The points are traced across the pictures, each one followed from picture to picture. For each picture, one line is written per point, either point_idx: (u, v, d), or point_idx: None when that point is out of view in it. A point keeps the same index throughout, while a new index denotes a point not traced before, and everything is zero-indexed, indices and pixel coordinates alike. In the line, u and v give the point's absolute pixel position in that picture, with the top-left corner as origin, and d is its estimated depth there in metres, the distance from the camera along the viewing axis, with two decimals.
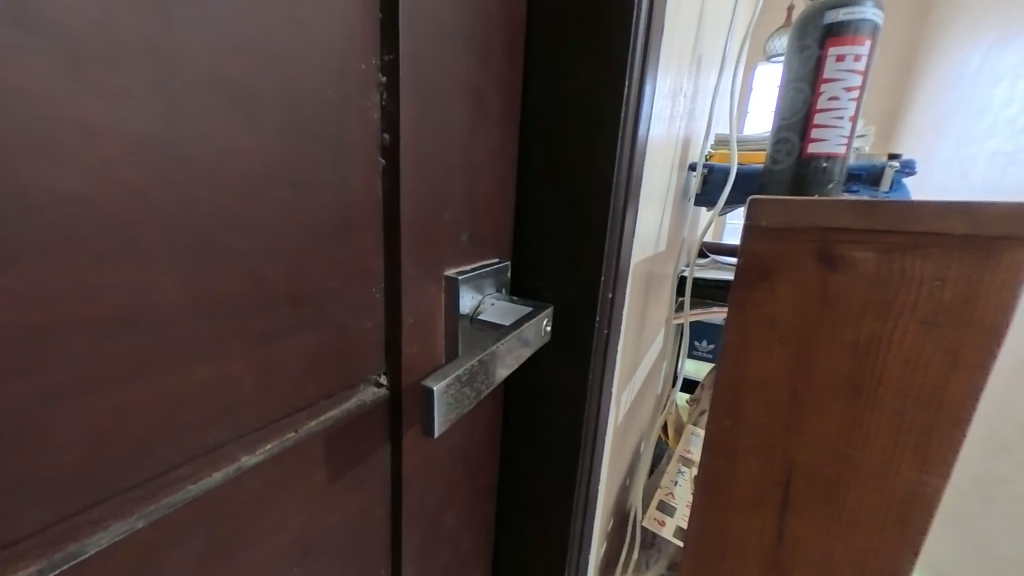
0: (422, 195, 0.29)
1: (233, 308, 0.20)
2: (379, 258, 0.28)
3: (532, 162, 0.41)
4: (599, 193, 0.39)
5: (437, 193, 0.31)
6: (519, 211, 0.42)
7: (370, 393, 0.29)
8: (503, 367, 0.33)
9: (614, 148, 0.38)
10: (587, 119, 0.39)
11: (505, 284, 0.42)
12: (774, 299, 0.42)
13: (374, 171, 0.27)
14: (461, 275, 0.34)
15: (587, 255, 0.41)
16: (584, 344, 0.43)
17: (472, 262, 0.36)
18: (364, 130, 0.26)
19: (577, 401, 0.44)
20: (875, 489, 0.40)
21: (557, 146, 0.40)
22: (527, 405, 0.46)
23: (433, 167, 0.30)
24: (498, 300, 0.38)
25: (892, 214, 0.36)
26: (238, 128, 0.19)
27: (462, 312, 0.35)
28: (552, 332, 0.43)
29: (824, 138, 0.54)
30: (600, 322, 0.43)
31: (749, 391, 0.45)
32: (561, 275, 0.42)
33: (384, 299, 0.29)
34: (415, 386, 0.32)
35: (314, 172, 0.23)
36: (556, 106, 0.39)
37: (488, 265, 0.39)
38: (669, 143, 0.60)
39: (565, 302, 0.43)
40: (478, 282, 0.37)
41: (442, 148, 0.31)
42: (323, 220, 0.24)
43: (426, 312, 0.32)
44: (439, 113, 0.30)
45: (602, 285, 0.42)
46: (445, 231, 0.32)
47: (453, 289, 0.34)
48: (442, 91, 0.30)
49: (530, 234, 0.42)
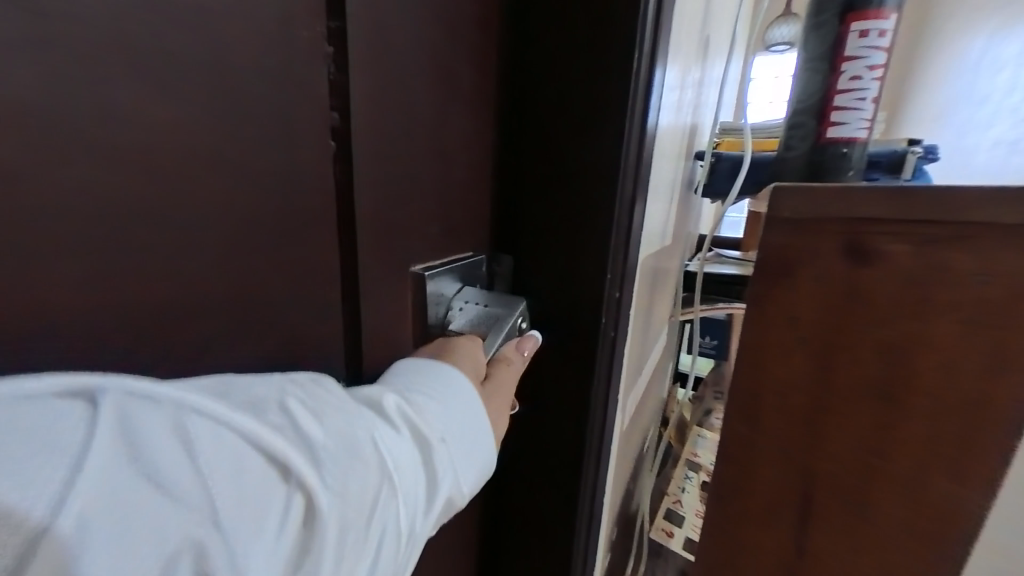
0: (383, 183, 0.27)
1: (154, 326, 0.17)
2: (338, 256, 0.25)
3: (525, 149, 0.37)
4: (603, 181, 0.35)
5: (399, 183, 0.28)
6: (506, 203, 0.40)
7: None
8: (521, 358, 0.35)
9: (621, 131, 0.34)
10: (588, 99, 0.35)
11: (479, 279, 0.39)
12: (796, 296, 0.39)
13: (327, 157, 0.24)
14: (429, 271, 0.32)
15: (588, 250, 0.37)
16: (585, 348, 0.39)
17: (441, 258, 0.34)
18: (316, 109, 0.22)
19: (579, 410, 0.41)
20: (903, 504, 0.37)
21: (555, 132, 0.36)
22: (526, 414, 0.43)
23: (392, 153, 0.27)
24: (469, 304, 0.35)
25: (931, 203, 0.33)
26: (155, 98, 0.16)
27: (430, 312, 0.33)
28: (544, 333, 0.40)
29: (844, 121, 0.50)
30: (606, 324, 0.39)
31: (768, 398, 0.41)
32: (560, 272, 0.38)
33: (348, 300, 0.27)
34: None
35: (255, 153, 0.20)
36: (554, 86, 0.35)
37: (458, 260, 0.36)
38: (677, 131, 0.57)
39: (557, 301, 0.39)
40: (448, 280, 0.34)
41: (409, 131, 0.28)
42: (271, 213, 0.21)
43: (390, 314, 0.30)
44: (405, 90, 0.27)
45: (606, 284, 0.38)
46: (410, 222, 0.30)
47: (420, 286, 0.32)
48: (407, 66, 0.27)
49: (525, 229, 0.39)
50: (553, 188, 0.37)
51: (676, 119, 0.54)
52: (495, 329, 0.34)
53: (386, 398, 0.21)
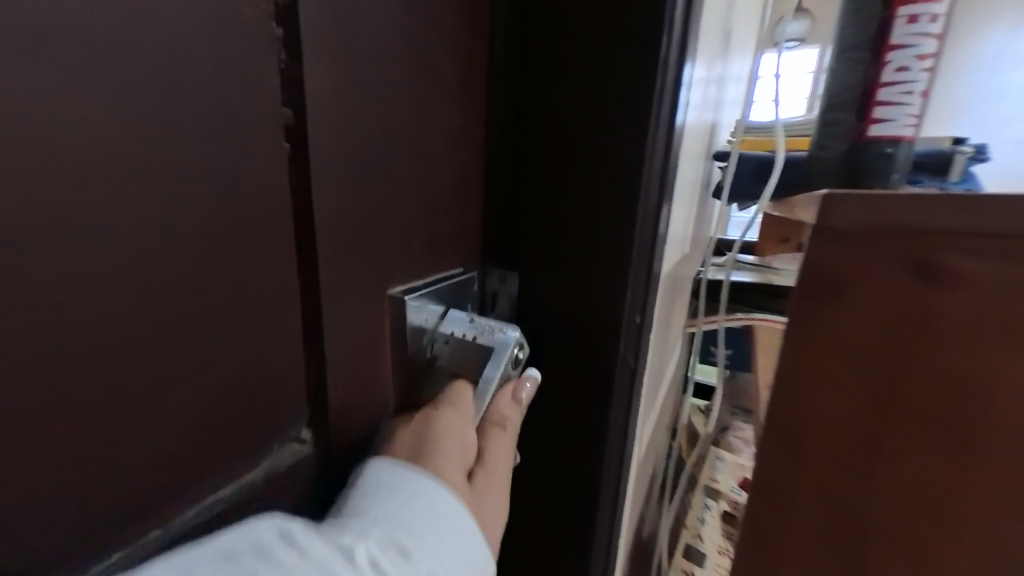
0: (346, 187, 0.23)
1: (26, 371, 0.14)
2: (293, 273, 0.22)
3: (529, 153, 0.33)
4: (626, 188, 0.31)
5: (371, 189, 0.24)
6: (508, 206, 0.35)
7: (307, 440, 0.25)
8: (513, 407, 0.31)
9: (644, 131, 0.30)
10: (610, 95, 0.31)
11: (471, 298, 0.35)
12: (852, 313, 0.33)
13: (277, 160, 0.20)
14: (410, 293, 0.28)
15: (606, 264, 0.33)
16: (602, 377, 0.35)
17: (423, 277, 0.29)
18: (258, 102, 0.19)
19: (592, 444, 0.37)
20: (973, 560, 0.32)
21: (568, 133, 0.32)
22: (531, 446, 0.39)
23: (359, 155, 0.23)
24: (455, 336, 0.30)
25: (1017, 214, 0.27)
26: (17, 85, 0.12)
27: (412, 341, 0.29)
28: (555, 358, 0.36)
29: (889, 117, 0.44)
30: (626, 351, 0.35)
31: (811, 431, 0.36)
32: (574, 289, 0.34)
33: (309, 323, 0.23)
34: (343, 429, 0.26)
35: (174, 154, 0.16)
36: (567, 80, 0.31)
37: (444, 278, 0.32)
38: (700, 133, 0.53)
39: (564, 321, 0.35)
40: (431, 303, 0.30)
41: (379, 127, 0.24)
42: (199, 224, 0.17)
43: (365, 340, 0.26)
44: (373, 78, 0.23)
45: (627, 306, 0.33)
46: (383, 231, 0.26)
47: (400, 310, 0.28)
48: (376, 49, 0.23)
49: (534, 236, 0.35)
50: (568, 193, 0.33)
51: (699, 121, 0.51)
52: (487, 378, 0.30)
53: (359, 549, 0.19)
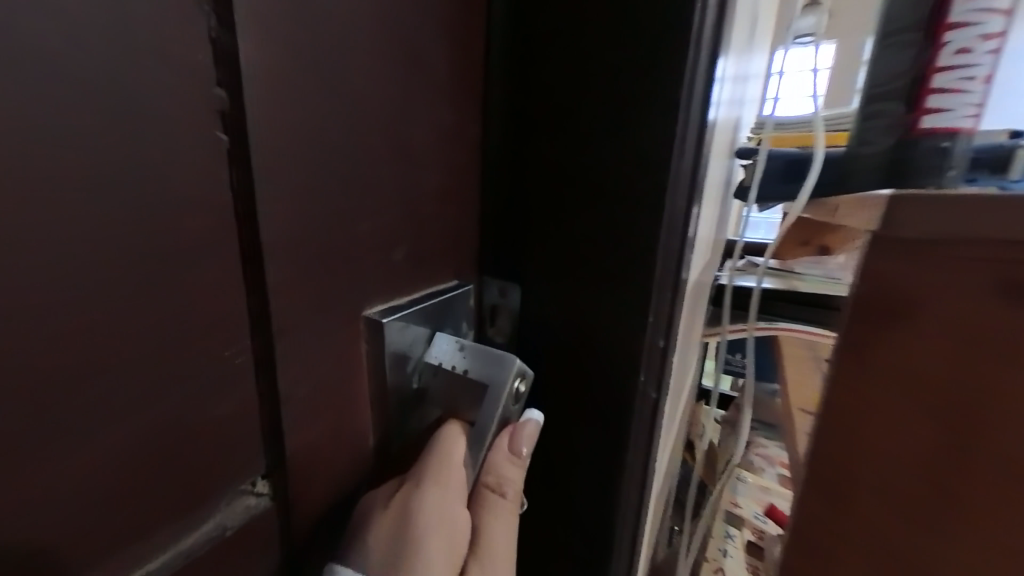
0: (303, 190, 0.19)
1: None
2: (235, 295, 0.18)
3: (535, 152, 0.29)
4: (652, 190, 0.27)
5: (342, 195, 0.21)
6: (508, 210, 0.31)
7: (264, 495, 0.21)
8: (513, 465, 0.27)
9: (671, 127, 0.26)
10: (634, 83, 0.26)
11: (467, 316, 0.31)
12: (916, 341, 0.29)
13: (211, 157, 0.16)
14: (388, 318, 0.24)
15: (626, 278, 0.29)
16: (619, 407, 0.31)
17: (409, 296, 0.26)
18: (181, 83, 0.15)
19: (605, 482, 0.32)
20: None
21: (581, 130, 0.28)
22: (538, 480, 0.35)
23: (325, 153, 0.19)
24: (444, 369, 0.26)
25: None
26: None
27: (394, 373, 0.25)
28: (564, 385, 0.32)
29: (945, 107, 0.38)
30: (648, 378, 0.30)
31: (863, 469, 0.32)
32: (588, 305, 0.30)
33: (259, 353, 0.19)
34: (308, 474, 0.22)
35: (55, 149, 0.13)
36: (581, 70, 0.27)
37: (431, 295, 0.27)
38: (726, 131, 0.48)
39: (576, 340, 0.31)
40: (415, 328, 0.26)
41: (345, 117, 0.20)
42: (92, 241, 0.14)
43: (337, 371, 0.23)
44: (336, 59, 0.19)
45: (649, 328, 0.29)
46: (354, 242, 0.22)
47: (378, 337, 0.24)
48: (339, 22, 0.19)
49: (540, 245, 0.31)
50: (583, 197, 0.29)
51: (726, 117, 0.46)
52: (482, 414, 0.26)
53: None
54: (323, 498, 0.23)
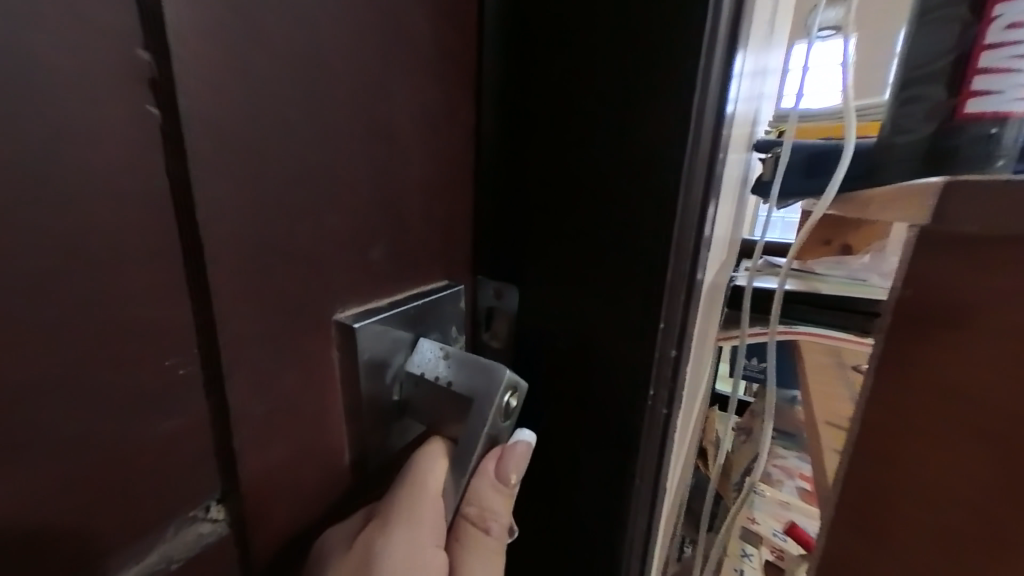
0: (249, 183, 0.17)
1: None
2: (172, 287, 0.16)
3: (530, 138, 0.27)
4: (664, 186, 0.24)
5: (299, 181, 0.19)
6: (503, 209, 0.28)
7: (218, 521, 0.19)
8: (499, 495, 0.24)
9: (686, 108, 0.23)
10: (643, 64, 0.24)
11: (458, 320, 0.28)
12: (971, 359, 0.25)
13: (138, 133, 0.15)
14: (363, 323, 0.22)
15: (635, 282, 0.26)
16: (625, 421, 0.28)
17: (387, 298, 0.24)
18: (97, 50, 0.13)
19: (608, 504, 0.29)
20: None
21: (583, 112, 0.25)
22: (536, 497, 0.32)
23: (276, 134, 0.18)
24: (426, 380, 0.24)
25: None
26: None
27: (371, 382, 0.23)
28: (565, 395, 0.29)
29: (993, 89, 0.31)
30: (658, 390, 0.27)
31: (906, 501, 0.28)
32: (593, 311, 0.27)
33: (204, 360, 0.18)
34: (268, 493, 0.20)
35: None
36: (584, 44, 0.25)
37: (414, 296, 0.25)
38: (745, 121, 0.45)
39: (578, 349, 0.28)
40: (393, 334, 0.24)
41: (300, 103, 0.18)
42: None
43: (299, 374, 0.21)
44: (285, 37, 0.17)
45: (659, 334, 0.26)
46: (315, 241, 0.20)
47: (350, 344, 0.22)
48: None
49: (538, 246, 0.28)
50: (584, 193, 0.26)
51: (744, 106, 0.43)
52: (466, 430, 0.24)
53: None
54: (287, 519, 0.22)
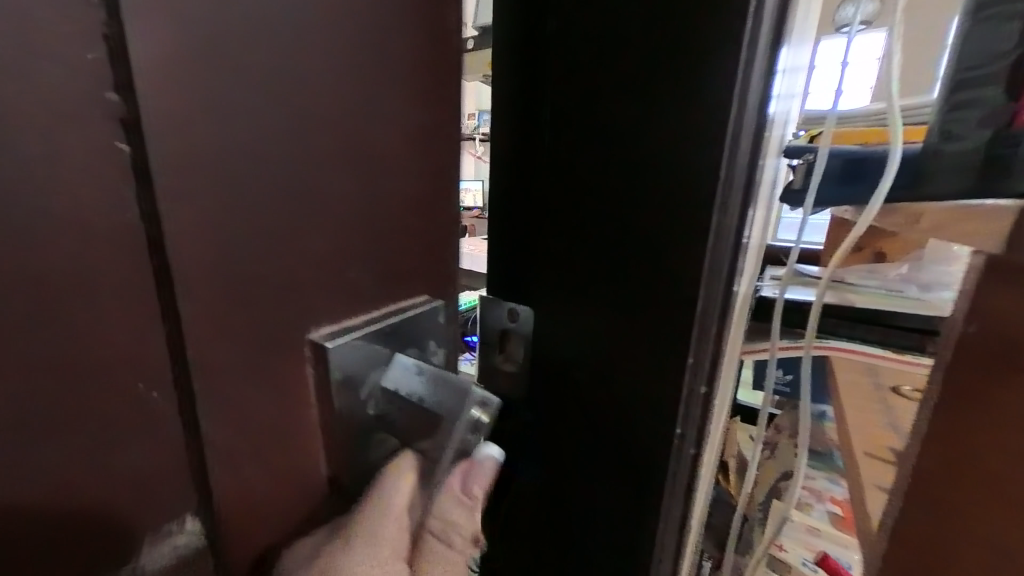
0: (213, 208, 0.17)
1: None
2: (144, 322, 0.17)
3: (542, 151, 0.26)
4: (694, 201, 0.22)
5: (275, 209, 0.19)
6: (519, 218, 0.27)
7: (195, 533, 0.19)
8: (462, 508, 0.26)
9: (717, 116, 0.21)
10: (664, 68, 0.22)
11: (439, 335, 0.27)
12: None
13: (108, 170, 0.15)
14: (333, 340, 0.22)
15: (659, 305, 0.24)
16: (646, 456, 0.26)
17: (365, 315, 0.23)
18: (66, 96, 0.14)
19: (625, 540, 0.28)
20: None
21: (602, 123, 0.24)
22: (547, 527, 0.31)
23: (244, 163, 0.18)
24: (398, 397, 0.24)
25: None
26: None
27: (342, 399, 0.23)
28: (581, 422, 0.28)
29: None
30: (682, 426, 0.25)
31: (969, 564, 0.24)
32: (613, 328, 0.25)
33: (174, 382, 0.18)
34: (245, 510, 0.21)
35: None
36: (603, 49, 0.23)
37: (392, 312, 0.25)
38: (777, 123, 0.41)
39: (596, 370, 0.26)
40: (365, 350, 0.23)
41: (267, 124, 0.18)
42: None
43: (270, 400, 0.21)
44: (248, 58, 0.17)
45: (685, 361, 0.24)
46: (288, 271, 0.20)
47: (323, 359, 0.22)
48: (250, 14, 0.17)
49: (554, 258, 0.27)
50: (607, 202, 0.24)
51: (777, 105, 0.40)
52: (437, 443, 0.25)
53: None
54: (267, 541, 0.22)
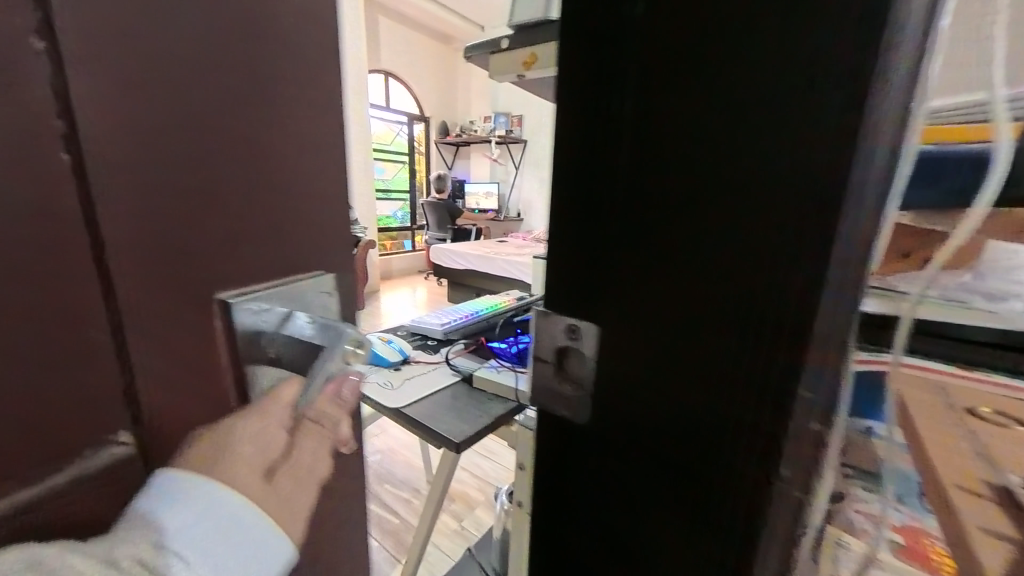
0: (132, 192, 0.27)
1: None
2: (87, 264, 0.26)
3: (653, 173, 0.30)
4: (801, 222, 0.26)
5: (171, 190, 0.29)
6: (656, 178, 0.30)
7: (129, 444, 0.28)
8: (336, 405, 0.41)
9: (822, 152, 0.25)
10: (770, 111, 0.26)
11: (319, 298, 0.41)
12: None
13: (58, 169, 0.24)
14: (241, 297, 0.34)
15: (759, 307, 0.28)
16: (742, 440, 0.29)
17: (264, 282, 0.36)
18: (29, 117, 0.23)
19: (727, 518, 0.31)
20: None
21: (708, 156, 0.29)
22: (635, 501, 0.35)
23: (155, 169, 0.28)
24: (292, 335, 0.38)
25: None
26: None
27: (249, 336, 0.35)
28: (685, 414, 0.31)
29: None
30: (783, 418, 0.29)
31: None
32: (742, 292, 0.29)
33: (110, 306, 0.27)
34: (167, 403, 0.30)
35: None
36: (712, 92, 0.28)
37: (279, 285, 0.37)
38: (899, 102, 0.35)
39: (723, 328, 0.29)
40: (265, 305, 0.36)
41: (159, 143, 0.28)
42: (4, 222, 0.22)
43: (180, 330, 0.31)
44: (155, 105, 0.28)
45: (784, 357, 0.28)
46: (182, 240, 0.30)
47: (228, 312, 0.34)
48: (143, 64, 0.27)
49: (692, 213, 0.29)
50: (729, 205, 0.28)
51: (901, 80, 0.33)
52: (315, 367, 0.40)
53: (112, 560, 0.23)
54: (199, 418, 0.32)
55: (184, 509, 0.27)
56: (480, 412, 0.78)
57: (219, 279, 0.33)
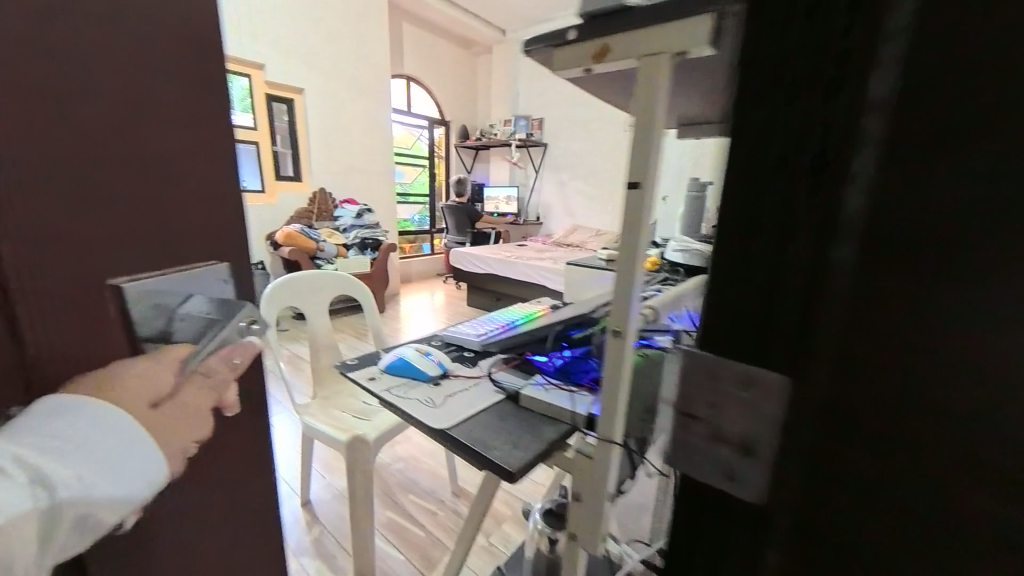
0: (9, 191, 0.34)
1: None
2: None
3: (896, 241, 0.24)
4: None
5: (63, 192, 0.37)
6: (870, 249, 0.25)
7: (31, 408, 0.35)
8: (236, 372, 0.47)
9: None
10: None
11: (215, 283, 0.50)
12: None
13: None
14: (132, 281, 0.42)
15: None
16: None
17: (155, 271, 0.44)
18: None
19: None
20: None
21: (1007, 218, 0.21)
22: None
23: (36, 173, 0.35)
24: (191, 312, 0.46)
25: None
26: None
27: (138, 312, 0.42)
28: (963, 534, 0.24)
29: None
30: None
31: None
32: (1004, 370, 0.22)
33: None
34: (61, 360, 0.38)
35: None
36: (992, 135, 0.21)
37: (178, 270, 0.46)
38: None
39: (975, 397, 0.23)
40: (160, 286, 0.44)
41: (39, 147, 0.35)
42: None
43: (82, 305, 0.38)
44: (40, 119, 0.35)
45: None
46: (75, 230, 0.38)
47: (120, 294, 0.41)
48: (29, 82, 0.34)
49: (936, 290, 0.23)
50: (997, 292, 0.22)
51: None
52: (212, 336, 0.46)
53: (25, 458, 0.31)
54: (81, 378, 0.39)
55: (86, 425, 0.34)
56: (530, 436, 0.72)
57: (108, 264, 0.40)
